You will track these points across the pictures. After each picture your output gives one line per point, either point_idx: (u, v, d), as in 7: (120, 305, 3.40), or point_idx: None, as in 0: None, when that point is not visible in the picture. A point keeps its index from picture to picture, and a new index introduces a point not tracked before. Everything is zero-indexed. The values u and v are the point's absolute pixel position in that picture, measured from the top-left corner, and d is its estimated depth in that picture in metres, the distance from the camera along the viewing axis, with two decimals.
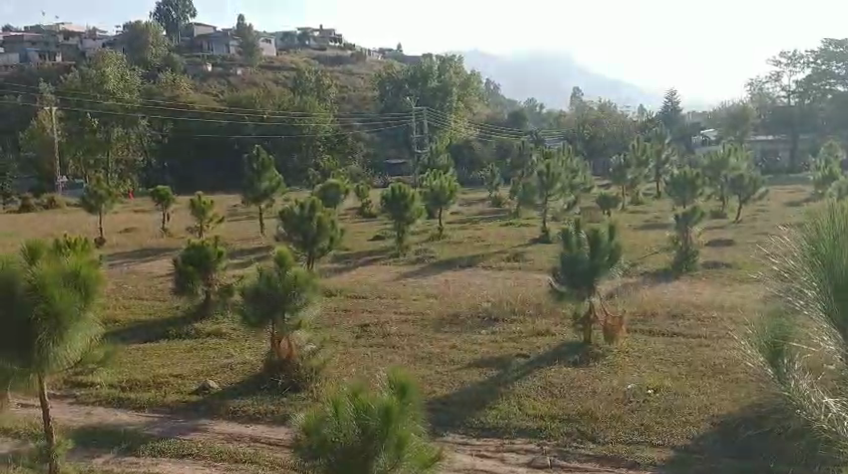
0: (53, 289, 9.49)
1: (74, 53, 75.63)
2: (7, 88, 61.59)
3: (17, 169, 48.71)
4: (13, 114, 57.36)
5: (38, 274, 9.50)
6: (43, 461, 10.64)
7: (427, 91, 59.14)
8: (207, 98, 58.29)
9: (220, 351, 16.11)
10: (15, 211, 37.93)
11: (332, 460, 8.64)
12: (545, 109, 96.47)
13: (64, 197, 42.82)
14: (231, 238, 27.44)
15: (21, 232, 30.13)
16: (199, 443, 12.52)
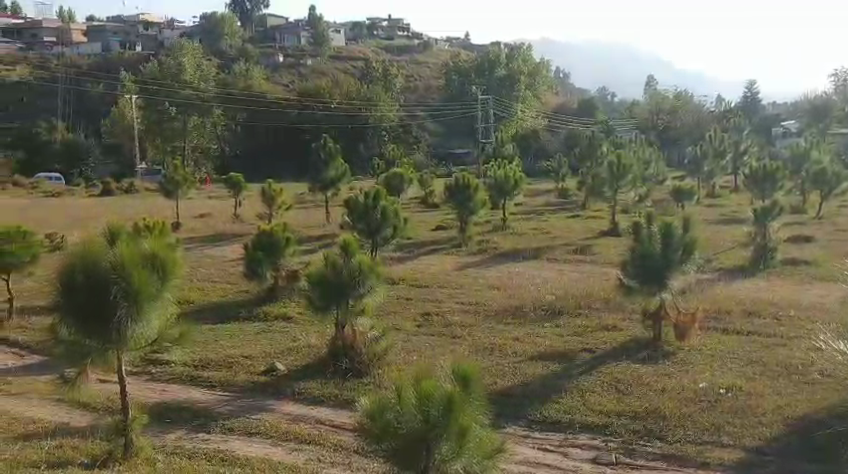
0: (131, 269, 10.52)
1: (154, 44, 77.37)
2: (90, 76, 63.27)
3: (98, 154, 50.02)
4: (96, 102, 59.02)
5: (117, 255, 10.56)
6: (119, 435, 11.46)
7: (494, 81, 58.71)
8: (278, 89, 58.89)
9: (286, 335, 16.21)
10: (95, 195, 38.92)
11: (395, 447, 8.80)
12: (617, 100, 94.81)
13: (142, 182, 43.84)
14: (299, 225, 27.61)
15: (102, 215, 30.92)
16: (266, 423, 12.65)
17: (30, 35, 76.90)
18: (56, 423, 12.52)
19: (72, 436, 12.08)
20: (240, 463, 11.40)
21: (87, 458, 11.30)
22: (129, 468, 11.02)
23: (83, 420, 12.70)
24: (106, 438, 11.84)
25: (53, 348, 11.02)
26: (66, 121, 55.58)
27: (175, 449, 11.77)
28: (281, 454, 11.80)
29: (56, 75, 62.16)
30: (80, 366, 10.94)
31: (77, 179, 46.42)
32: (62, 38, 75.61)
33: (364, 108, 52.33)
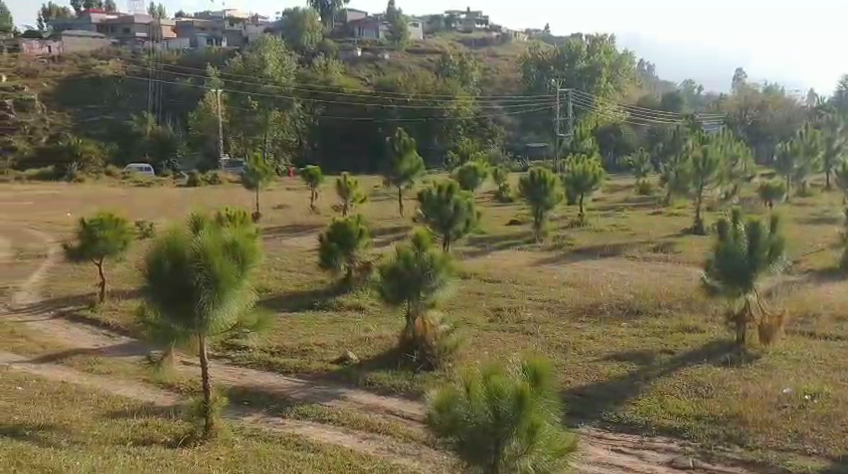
0: (214, 257, 10.78)
1: (239, 39, 78.48)
2: (177, 70, 64.92)
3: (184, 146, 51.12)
4: (182, 96, 60.31)
5: (200, 244, 10.83)
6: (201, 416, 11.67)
7: (574, 73, 57.74)
8: (356, 82, 59.19)
9: (358, 325, 16.22)
10: (180, 186, 39.77)
11: (463, 442, 8.82)
12: (702, 94, 92.50)
13: (225, 173, 44.62)
14: (372, 218, 27.66)
15: (187, 205, 31.58)
16: (338, 411, 12.68)
17: (123, 30, 78.99)
18: (141, 402, 12.76)
19: (156, 414, 12.30)
20: (312, 449, 11.45)
21: (170, 437, 11.51)
22: (208, 448, 11.20)
23: (167, 400, 12.94)
24: (188, 418, 12.05)
25: (142, 330, 11.42)
26: (155, 114, 56.89)
27: (251, 432, 11.92)
28: (352, 442, 11.83)
29: (146, 69, 63.78)
30: (165, 349, 11.29)
31: (164, 170, 47.57)
32: (153, 34, 77.23)
33: (440, 101, 52.84)
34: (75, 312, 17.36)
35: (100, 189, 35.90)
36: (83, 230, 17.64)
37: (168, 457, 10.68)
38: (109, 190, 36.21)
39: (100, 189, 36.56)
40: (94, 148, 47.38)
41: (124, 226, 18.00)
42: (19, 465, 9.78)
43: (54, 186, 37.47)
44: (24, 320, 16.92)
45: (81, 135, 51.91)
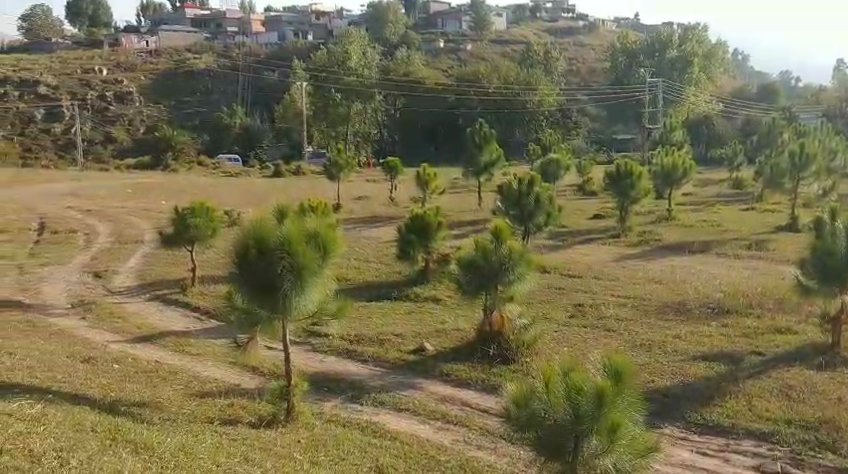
0: (297, 246, 10.90)
1: (324, 32, 79.12)
2: (265, 64, 66.08)
3: (270, 137, 51.86)
4: (270, 89, 61.33)
5: (285, 233, 10.96)
6: (283, 398, 11.76)
7: (665, 63, 56.22)
8: (438, 74, 59.04)
9: (435, 316, 16.11)
10: (266, 176, 40.42)
11: (541, 438, 8.80)
12: (799, 85, 89.21)
13: (308, 164, 45.14)
14: (452, 210, 27.50)
15: (273, 195, 32.04)
16: (415, 401, 12.62)
17: (215, 25, 80.99)
18: (227, 383, 12.90)
19: (241, 396, 12.43)
20: (390, 437, 11.40)
21: (254, 418, 11.61)
22: (290, 430, 11.28)
23: (251, 383, 13.07)
24: (270, 400, 12.15)
25: (228, 314, 11.56)
26: (244, 107, 57.95)
27: (330, 417, 11.96)
28: (428, 432, 11.75)
29: (235, 62, 64.94)
30: (250, 333, 11.40)
31: (251, 160, 48.41)
32: (243, 29, 78.66)
33: (522, 93, 52.57)
34: (167, 295, 17.76)
35: (190, 179, 36.71)
36: (177, 216, 18.05)
37: (252, 437, 10.76)
38: (198, 179, 36.95)
39: (191, 178, 37.36)
40: (186, 139, 48.54)
41: (214, 215, 18.28)
42: (115, 440, 9.78)
43: (148, 176, 38.55)
44: (118, 302, 17.34)
45: (174, 126, 53.22)
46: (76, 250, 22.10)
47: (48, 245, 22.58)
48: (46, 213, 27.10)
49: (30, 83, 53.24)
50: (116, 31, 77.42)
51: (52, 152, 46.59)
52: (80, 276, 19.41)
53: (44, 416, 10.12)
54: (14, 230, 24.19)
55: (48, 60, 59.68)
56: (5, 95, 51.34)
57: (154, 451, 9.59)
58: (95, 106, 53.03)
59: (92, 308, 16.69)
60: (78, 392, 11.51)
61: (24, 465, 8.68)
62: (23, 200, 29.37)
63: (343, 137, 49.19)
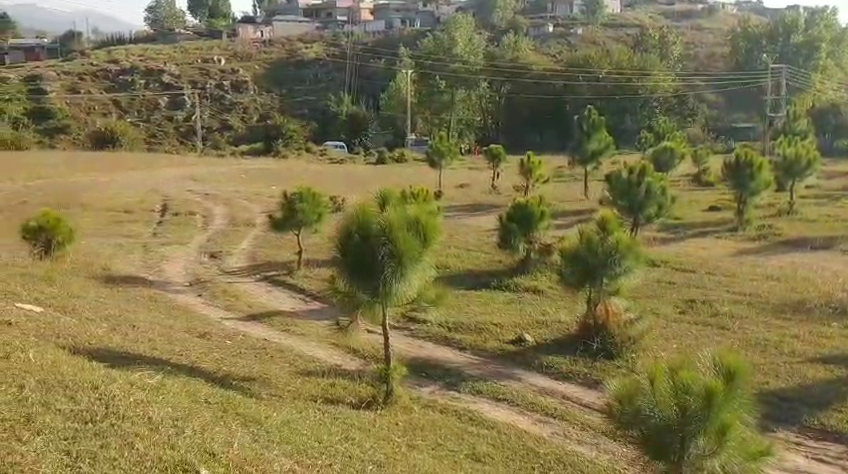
0: (397, 232, 10.77)
1: (431, 19, 79.05)
2: (373, 52, 66.73)
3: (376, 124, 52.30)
4: (378, 76, 61.86)
5: (386, 219, 10.85)
6: (383, 382, 11.75)
7: (789, 49, 54.75)
8: (547, 60, 58.18)
9: (537, 307, 15.77)
10: (371, 163, 40.72)
11: (646, 435, 8.46)
12: None
13: (412, 151, 45.27)
14: (558, 199, 27.00)
15: (378, 182, 32.18)
16: (514, 391, 12.39)
17: (326, 14, 82.23)
18: (329, 364, 12.94)
19: (342, 376, 12.46)
20: (489, 426, 11.20)
21: (354, 398, 11.60)
22: (389, 413, 11.21)
23: (352, 365, 13.08)
24: (370, 383, 12.15)
25: (331, 297, 11.61)
26: (351, 95, 58.62)
27: (429, 402, 11.86)
28: (526, 424, 11.51)
29: (345, 50, 65.56)
30: (352, 315, 11.40)
31: (357, 147, 48.87)
32: (352, 18, 79.48)
33: (637, 78, 50.54)
34: (275, 277, 18.01)
35: (300, 165, 37.31)
36: (285, 201, 18.24)
37: (354, 417, 10.72)
38: (309, 166, 37.49)
39: (301, 165, 37.93)
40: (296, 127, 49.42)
41: (321, 200, 18.41)
42: (227, 412, 9.59)
43: (261, 162, 39.44)
44: (231, 282, 17.63)
45: (286, 115, 54.31)
46: (195, 231, 22.71)
47: (168, 226, 23.30)
48: (168, 195, 27.97)
49: (155, 72, 55.18)
50: (234, 22, 79.44)
51: (174, 137, 48.86)
52: (197, 255, 19.91)
53: (162, 387, 9.87)
54: (138, 211, 25.03)
55: (171, 50, 61.78)
56: (131, 84, 53.43)
57: (261, 425, 9.46)
58: (213, 94, 54.76)
59: (208, 286, 17.08)
60: (194, 364, 11.47)
61: (142, 431, 8.25)
62: (146, 182, 30.45)
63: (447, 126, 49.25)
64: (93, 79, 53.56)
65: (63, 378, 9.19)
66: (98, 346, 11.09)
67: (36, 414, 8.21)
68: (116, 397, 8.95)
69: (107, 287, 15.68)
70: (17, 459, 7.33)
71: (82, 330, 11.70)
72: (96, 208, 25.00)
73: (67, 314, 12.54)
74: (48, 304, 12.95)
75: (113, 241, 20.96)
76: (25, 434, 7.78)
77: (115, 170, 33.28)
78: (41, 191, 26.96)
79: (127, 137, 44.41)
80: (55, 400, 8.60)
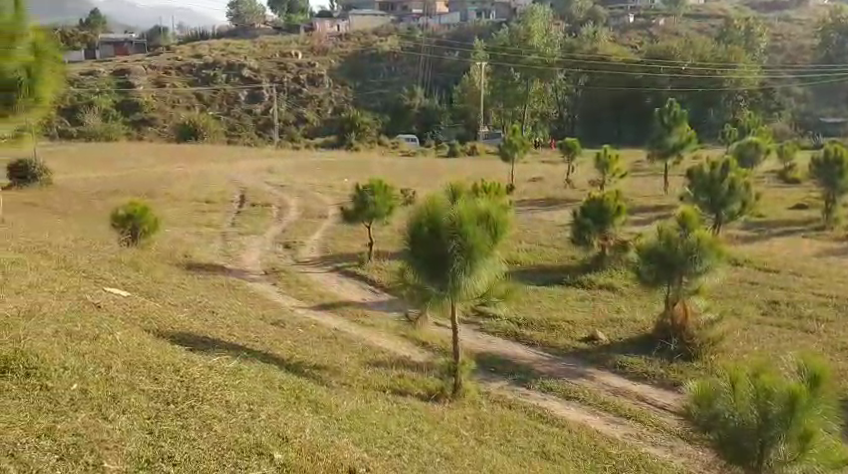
0: (468, 226, 10.62)
1: (508, 11, 78.34)
2: (448, 44, 66.57)
3: (449, 117, 52.16)
4: (453, 69, 61.61)
5: (457, 213, 10.70)
6: (451, 375, 11.61)
7: None
8: (626, 51, 57.09)
9: (611, 305, 15.42)
10: (444, 156, 40.55)
11: (722, 437, 8.34)
12: None
13: (485, 145, 44.96)
14: (634, 194, 26.45)
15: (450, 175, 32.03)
16: (587, 390, 12.11)
17: (401, 7, 82.29)
18: (398, 355, 12.85)
19: (411, 368, 12.34)
20: (558, 424, 10.98)
21: (422, 391, 11.46)
22: (457, 407, 11.07)
23: (421, 358, 12.97)
24: (438, 376, 12.02)
25: (399, 288, 11.52)
26: (425, 88, 58.50)
27: (497, 397, 11.69)
28: (598, 423, 11.25)
29: (419, 43, 65.51)
30: (421, 308, 11.31)
31: (429, 140, 48.77)
32: (428, 10, 79.27)
33: (720, 71, 50.20)
34: (345, 268, 18.01)
35: (374, 158, 37.34)
36: (357, 193, 18.23)
37: (422, 409, 10.60)
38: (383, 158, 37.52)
39: (376, 157, 37.97)
40: (370, 120, 49.59)
41: (392, 192, 18.31)
42: (299, 399, 9.53)
43: (336, 154, 39.65)
44: (303, 272, 17.67)
45: (360, 108, 54.54)
46: (270, 222, 22.89)
47: (244, 216, 23.54)
48: (244, 186, 28.29)
49: (235, 66, 55.97)
50: (311, 16, 80.07)
51: (251, 130, 49.52)
52: (272, 246, 20.06)
53: (240, 371, 9.81)
54: (216, 201, 25.37)
55: (250, 45, 62.54)
56: (212, 78, 54.30)
57: (333, 413, 9.37)
58: (290, 88, 55.30)
59: (281, 275, 17.16)
60: (266, 350, 11.45)
61: (220, 414, 8.17)
62: (224, 174, 30.86)
63: (521, 119, 48.78)
64: (176, 73, 54.59)
65: (148, 358, 9.07)
66: (180, 330, 10.99)
67: (121, 393, 8.13)
68: (198, 379, 8.87)
69: (186, 274, 15.84)
70: (101, 437, 7.31)
71: (165, 315, 11.56)
72: (175, 198, 25.41)
73: (146, 296, 12.63)
74: (134, 288, 12.73)
75: (193, 230, 21.26)
76: (111, 413, 7.72)
77: (194, 161, 33.83)
78: (123, 181, 27.50)
79: (208, 130, 45.14)
80: (139, 380, 8.51)
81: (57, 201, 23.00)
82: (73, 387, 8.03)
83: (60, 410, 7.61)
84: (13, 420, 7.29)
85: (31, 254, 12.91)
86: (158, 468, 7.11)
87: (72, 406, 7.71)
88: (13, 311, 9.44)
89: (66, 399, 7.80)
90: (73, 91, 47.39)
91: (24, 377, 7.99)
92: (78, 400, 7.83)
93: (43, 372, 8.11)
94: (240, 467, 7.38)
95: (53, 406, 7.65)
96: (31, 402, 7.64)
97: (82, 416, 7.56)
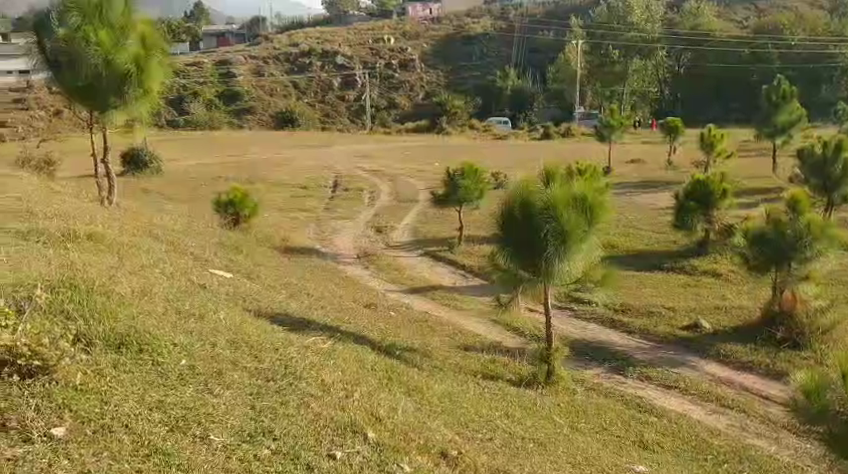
0: (562, 210, 10.30)
1: None
2: (544, 24, 65.73)
3: (542, 99, 51.51)
4: (548, 49, 60.84)
5: (550, 196, 10.38)
6: (544, 361, 11.34)
7: None
8: (730, 27, 55.36)
9: (713, 291, 14.86)
10: (539, 138, 40.04)
11: (834, 431, 7.89)
12: None
13: (580, 126, 44.16)
14: (740, 176, 25.52)
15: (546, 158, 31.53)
16: (688, 379, 11.68)
17: None
18: (490, 340, 12.69)
19: (502, 354, 12.14)
20: (657, 413, 10.61)
21: (514, 376, 11.22)
22: (551, 393, 10.80)
23: (514, 343, 12.76)
24: (530, 362, 11.76)
25: (492, 273, 11.37)
26: (518, 69, 57.87)
27: (592, 385, 11.37)
28: (700, 413, 10.82)
29: (512, 24, 64.85)
30: (513, 293, 11.08)
31: (522, 123, 48.24)
32: None
33: (833, 45, 47.51)
34: (437, 252, 17.87)
35: (468, 142, 37.02)
36: (448, 178, 18.06)
37: (514, 395, 10.35)
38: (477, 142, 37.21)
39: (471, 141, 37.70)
40: (463, 103, 49.40)
41: (484, 176, 18.06)
42: (391, 380, 9.43)
43: (429, 138, 39.56)
44: (394, 255, 17.64)
45: (452, 91, 54.31)
46: (363, 206, 22.96)
47: (339, 200, 23.71)
48: (339, 171, 28.47)
49: (330, 53, 56.51)
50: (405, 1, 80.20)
51: (344, 116, 49.98)
52: (365, 229, 20.10)
53: (333, 351, 9.76)
54: (312, 186, 25.60)
55: (345, 31, 63.11)
56: (308, 66, 54.95)
57: (425, 396, 9.23)
58: (383, 73, 55.54)
59: (374, 259, 17.20)
60: (359, 331, 11.43)
61: (316, 393, 8.09)
62: (320, 159, 31.17)
63: (618, 99, 47.85)
64: (274, 61, 55.50)
65: (249, 337, 9.01)
66: (279, 311, 11.05)
67: (226, 369, 8.04)
68: (295, 359, 8.80)
69: (284, 257, 16.00)
70: (208, 411, 7.23)
71: (265, 296, 11.67)
72: (275, 183, 25.81)
73: (246, 276, 12.75)
74: (236, 270, 12.87)
75: (289, 214, 21.48)
76: (215, 388, 7.64)
77: (289, 147, 34.28)
78: (221, 167, 28.04)
79: (304, 117, 45.65)
80: (241, 357, 8.43)
81: (161, 187, 23.59)
82: (182, 362, 7.89)
83: (170, 385, 7.48)
84: (126, 392, 7.14)
85: (138, 234, 13.14)
86: (261, 443, 7.02)
87: (181, 381, 7.59)
88: (128, 287, 9.15)
89: (175, 374, 7.66)
90: (179, 82, 48.77)
91: (137, 353, 7.80)
92: (187, 375, 7.71)
93: (155, 348, 7.92)
94: (336, 444, 7.30)
95: (163, 381, 7.50)
96: (144, 376, 7.48)
97: (189, 391, 7.47)
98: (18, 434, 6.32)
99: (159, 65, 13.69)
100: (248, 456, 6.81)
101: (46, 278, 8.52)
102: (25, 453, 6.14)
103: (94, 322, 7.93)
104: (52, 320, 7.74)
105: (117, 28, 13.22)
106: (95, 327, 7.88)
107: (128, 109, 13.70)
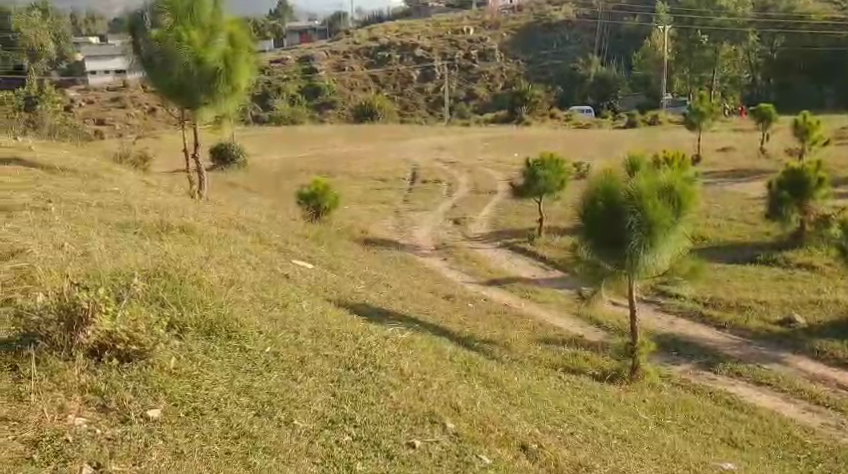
0: (648, 200, 9.96)
1: None
2: (628, 9, 64.38)
3: (625, 87, 50.53)
4: (632, 36, 59.62)
5: (635, 186, 10.08)
6: (628, 357, 11.06)
7: None
8: (825, 10, 53.30)
9: (808, 285, 14.25)
10: (622, 127, 39.25)
11: None
12: None
13: (665, 114, 43.12)
14: (837, 164, 24.49)
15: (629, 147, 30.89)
16: (782, 376, 11.20)
17: None
18: (572, 334, 12.42)
19: (585, 348, 11.86)
20: (748, 410, 10.19)
21: (597, 370, 10.94)
22: (636, 389, 10.48)
23: (596, 337, 12.46)
24: (615, 356, 11.46)
25: (575, 265, 11.09)
26: (600, 57, 56.90)
27: (680, 381, 11.01)
28: (793, 411, 10.37)
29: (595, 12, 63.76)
30: (597, 286, 10.79)
31: (604, 111, 47.37)
32: None
33: None
34: (516, 243, 17.62)
35: (549, 132, 36.55)
36: (528, 168, 17.78)
37: (598, 389, 10.08)
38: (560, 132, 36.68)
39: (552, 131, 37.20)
40: (543, 93, 48.82)
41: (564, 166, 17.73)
42: (470, 372, 9.27)
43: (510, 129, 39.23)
44: (473, 247, 17.49)
45: (531, 81, 53.75)
46: (442, 198, 22.83)
47: (419, 192, 23.62)
48: (418, 163, 28.40)
49: (410, 46, 56.53)
50: None
51: (424, 108, 49.95)
52: (444, 221, 19.94)
53: (412, 342, 9.64)
54: (391, 179, 25.60)
55: (424, 24, 63.11)
56: (388, 59, 55.11)
57: (505, 388, 9.04)
58: (462, 65, 55.33)
59: (454, 251, 17.06)
60: (439, 323, 11.30)
61: (396, 382, 7.99)
62: (399, 152, 31.17)
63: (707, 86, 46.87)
64: (355, 56, 55.89)
65: (330, 327, 8.97)
66: (359, 303, 10.99)
67: (309, 357, 8.02)
68: (374, 348, 8.74)
69: (364, 248, 15.99)
70: (292, 397, 7.19)
71: (345, 287, 11.63)
72: (356, 176, 25.91)
73: (326, 267, 12.75)
74: (318, 262, 12.86)
75: (369, 207, 21.50)
76: (298, 375, 7.61)
77: (369, 140, 34.38)
78: (302, 160, 28.28)
79: (383, 110, 45.74)
80: (323, 346, 8.40)
81: (246, 179, 23.94)
82: (267, 350, 7.90)
83: (256, 371, 7.48)
84: (216, 376, 7.16)
85: (219, 225, 13.25)
86: (342, 429, 6.95)
87: (266, 367, 7.59)
88: (216, 276, 9.20)
89: (260, 361, 7.66)
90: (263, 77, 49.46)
91: (225, 339, 7.83)
92: (272, 362, 7.70)
93: (242, 335, 7.96)
94: (416, 433, 7.19)
95: (250, 367, 7.51)
96: (232, 361, 7.50)
97: (274, 377, 7.46)
98: (116, 414, 6.37)
99: (246, 64, 13.76)
100: (330, 442, 6.75)
101: (139, 265, 8.64)
102: (124, 434, 6.19)
103: (186, 308, 8.00)
104: (147, 305, 7.82)
105: (206, 28, 13.38)
106: (186, 313, 7.93)
107: (216, 107, 13.84)
